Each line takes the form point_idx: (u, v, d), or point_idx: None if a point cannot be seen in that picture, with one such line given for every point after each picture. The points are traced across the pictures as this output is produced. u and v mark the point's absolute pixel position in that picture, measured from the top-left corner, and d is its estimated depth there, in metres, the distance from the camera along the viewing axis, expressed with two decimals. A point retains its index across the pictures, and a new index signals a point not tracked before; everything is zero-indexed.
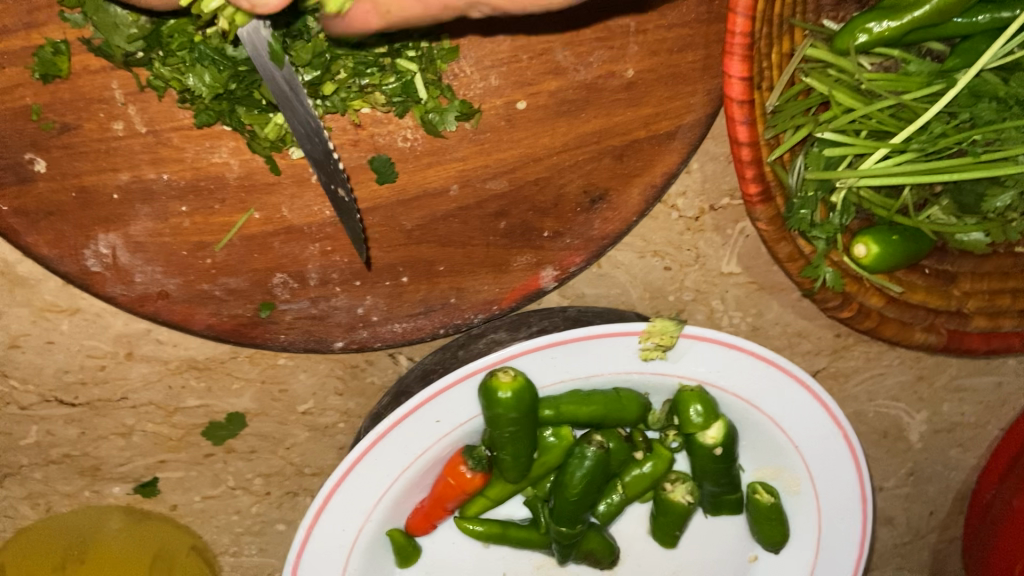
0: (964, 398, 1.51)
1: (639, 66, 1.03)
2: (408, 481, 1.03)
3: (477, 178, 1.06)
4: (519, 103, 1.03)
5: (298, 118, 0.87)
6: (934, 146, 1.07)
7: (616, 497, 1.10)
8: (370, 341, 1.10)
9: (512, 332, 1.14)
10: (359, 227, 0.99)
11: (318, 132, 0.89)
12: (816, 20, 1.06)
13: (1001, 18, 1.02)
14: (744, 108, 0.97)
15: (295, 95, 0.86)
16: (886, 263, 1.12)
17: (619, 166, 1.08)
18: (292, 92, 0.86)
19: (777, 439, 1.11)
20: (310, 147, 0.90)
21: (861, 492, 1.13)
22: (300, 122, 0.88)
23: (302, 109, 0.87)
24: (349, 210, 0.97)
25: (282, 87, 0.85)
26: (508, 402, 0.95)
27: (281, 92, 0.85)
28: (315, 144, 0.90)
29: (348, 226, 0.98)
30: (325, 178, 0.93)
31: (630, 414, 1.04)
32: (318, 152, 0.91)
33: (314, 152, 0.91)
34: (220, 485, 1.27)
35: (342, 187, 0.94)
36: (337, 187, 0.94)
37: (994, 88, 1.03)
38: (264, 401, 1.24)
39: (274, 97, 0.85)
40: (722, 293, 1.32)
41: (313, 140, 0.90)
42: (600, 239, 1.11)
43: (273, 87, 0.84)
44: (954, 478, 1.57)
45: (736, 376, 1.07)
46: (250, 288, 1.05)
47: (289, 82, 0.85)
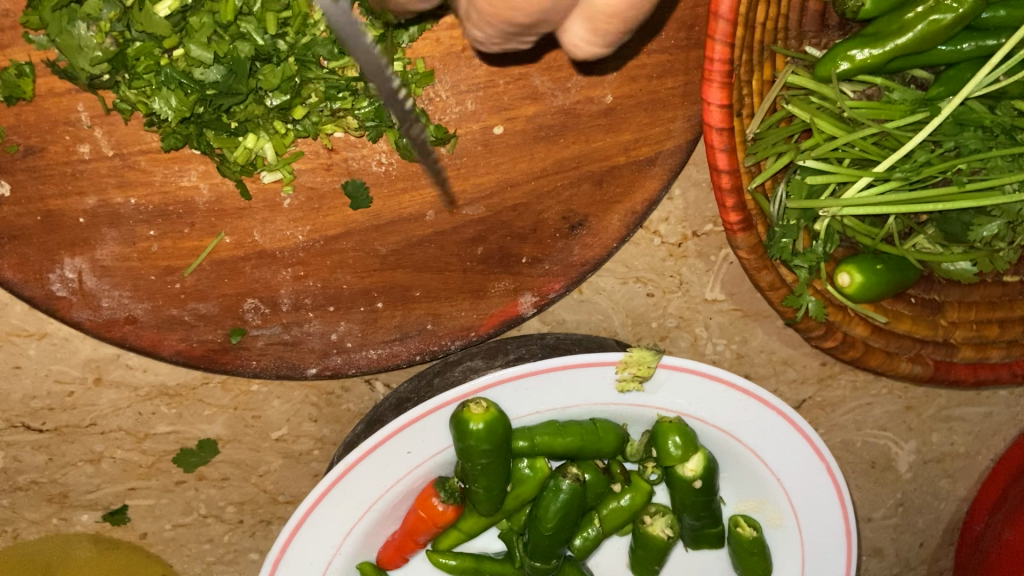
0: (953, 428, 1.48)
1: (617, 92, 1.02)
2: (379, 513, 1.01)
3: (454, 203, 1.04)
4: (496, 128, 1.01)
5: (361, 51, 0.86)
6: (918, 175, 1.05)
7: (592, 530, 1.07)
8: (343, 367, 1.07)
9: (488, 360, 1.11)
10: (434, 163, 0.98)
11: (383, 68, 0.88)
12: (798, 46, 1.05)
13: (985, 46, 1.00)
14: (723, 136, 0.95)
15: (354, 29, 0.84)
16: (872, 292, 1.10)
17: (598, 192, 1.06)
18: (352, 27, 0.84)
19: (759, 471, 1.09)
20: (379, 83, 0.89)
21: (846, 526, 1.11)
22: (366, 57, 0.86)
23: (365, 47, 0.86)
24: (426, 150, 0.95)
25: (342, 19, 0.82)
26: (479, 434, 0.92)
27: (341, 26, 0.83)
28: (383, 81, 0.89)
29: (427, 164, 0.97)
30: (391, 106, 0.90)
31: (607, 446, 1.01)
32: (386, 90, 0.89)
33: (381, 89, 0.89)
34: (192, 513, 1.24)
35: (417, 129, 0.92)
36: (412, 127, 0.92)
37: (979, 117, 1.02)
38: (237, 428, 1.21)
39: (336, 32, 0.83)
40: (706, 321, 1.29)
41: (379, 76, 0.88)
42: (580, 265, 1.09)
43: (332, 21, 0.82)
44: (945, 509, 1.54)
45: (716, 407, 1.04)
46: (220, 314, 1.03)
47: (347, 15, 0.82)
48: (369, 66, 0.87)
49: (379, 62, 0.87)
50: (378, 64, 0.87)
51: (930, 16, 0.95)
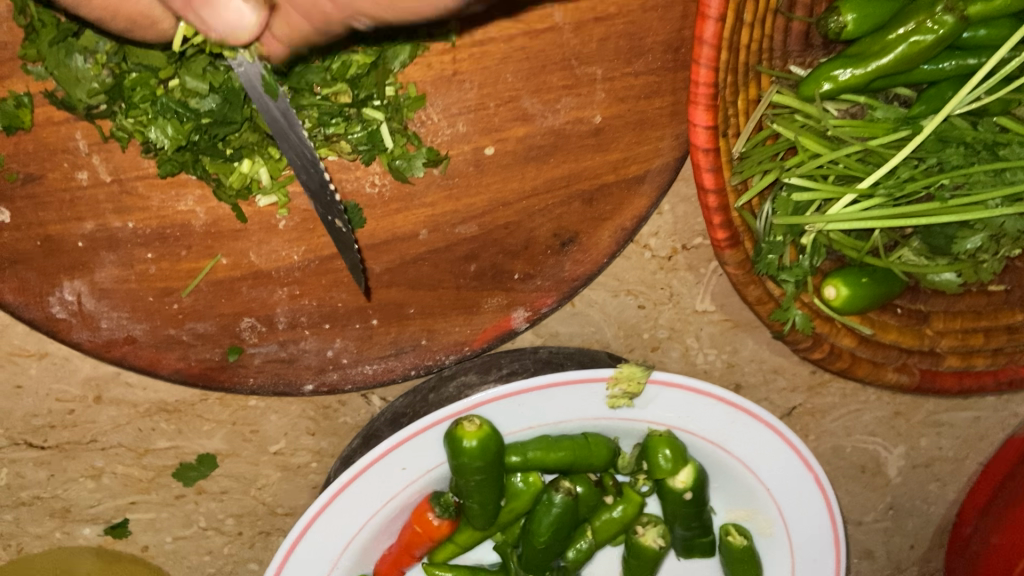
0: (941, 432, 1.51)
1: (607, 112, 1.04)
2: (375, 528, 1.02)
3: (446, 222, 1.06)
4: (487, 149, 1.03)
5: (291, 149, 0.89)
6: (902, 191, 1.07)
7: (585, 543, 1.08)
8: (339, 383, 1.11)
9: (482, 374, 1.13)
10: (357, 260, 0.98)
11: (314, 163, 0.90)
12: (784, 65, 1.07)
13: (966, 65, 1.02)
14: (709, 156, 0.98)
15: (290, 126, 0.87)
16: (858, 305, 1.13)
17: (589, 210, 1.09)
18: (286, 122, 0.87)
19: (749, 482, 1.12)
20: (306, 179, 0.91)
21: (834, 534, 1.14)
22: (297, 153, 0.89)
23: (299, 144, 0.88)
24: (346, 241, 0.97)
25: (276, 116, 0.86)
26: (473, 451, 0.94)
27: (276, 122, 0.86)
28: (312, 175, 0.91)
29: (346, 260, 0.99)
30: (321, 210, 0.94)
31: (598, 459, 1.03)
32: (313, 183, 0.92)
33: (310, 182, 0.92)
34: (191, 526, 1.27)
35: (338, 218, 0.95)
36: (335, 219, 0.95)
37: (961, 134, 1.05)
38: (235, 442, 1.23)
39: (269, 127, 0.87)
40: (697, 331, 1.31)
41: (308, 170, 0.90)
42: (570, 280, 1.12)
43: (267, 118, 0.85)
44: (933, 512, 1.59)
45: (705, 420, 1.06)
46: (217, 333, 1.05)
47: (284, 112, 0.86)
48: (301, 159, 0.89)
49: (312, 157, 0.89)
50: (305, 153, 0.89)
51: (911, 37, 0.97)
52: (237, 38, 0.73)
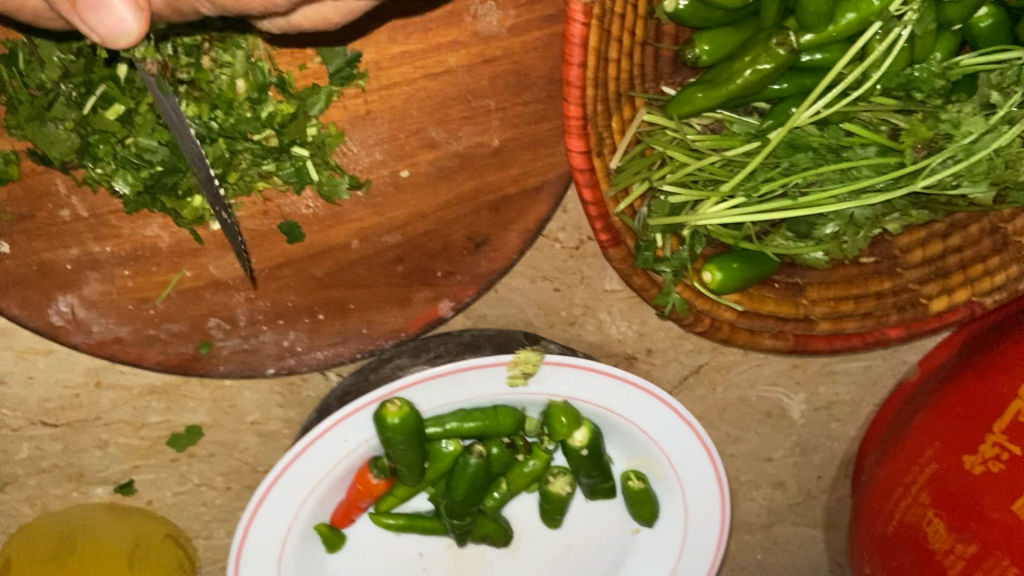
0: (837, 380, 1.73)
1: (503, 137, 1.23)
2: (326, 487, 1.25)
3: (374, 233, 1.26)
4: (402, 172, 1.22)
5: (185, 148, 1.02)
6: (758, 192, 1.24)
7: (500, 492, 1.32)
8: (296, 366, 1.31)
9: (413, 357, 1.35)
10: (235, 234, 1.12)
11: (202, 156, 1.04)
12: (657, 87, 1.25)
13: (804, 84, 1.21)
14: (584, 175, 1.16)
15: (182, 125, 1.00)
16: (732, 286, 1.33)
17: (496, 217, 1.27)
18: (178, 118, 1.00)
19: (640, 437, 1.33)
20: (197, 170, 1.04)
21: (717, 474, 1.36)
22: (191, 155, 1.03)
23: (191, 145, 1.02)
24: (231, 232, 1.12)
25: (169, 111, 0.99)
26: (395, 426, 1.16)
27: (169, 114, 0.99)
28: (200, 167, 1.04)
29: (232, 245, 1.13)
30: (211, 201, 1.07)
31: (506, 426, 1.25)
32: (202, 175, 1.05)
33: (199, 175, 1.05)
34: (187, 482, 1.50)
35: (224, 210, 1.08)
36: (223, 210, 1.08)
37: (807, 141, 1.24)
38: (217, 414, 1.47)
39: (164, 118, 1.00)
40: (608, 307, 1.52)
41: (198, 163, 1.04)
42: (486, 274, 1.30)
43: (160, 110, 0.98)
44: (837, 447, 1.79)
45: (596, 390, 1.27)
46: (189, 330, 1.27)
47: (174, 108, 0.99)
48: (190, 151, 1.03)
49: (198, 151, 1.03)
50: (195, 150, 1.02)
51: (753, 66, 1.14)
52: (119, 42, 0.83)
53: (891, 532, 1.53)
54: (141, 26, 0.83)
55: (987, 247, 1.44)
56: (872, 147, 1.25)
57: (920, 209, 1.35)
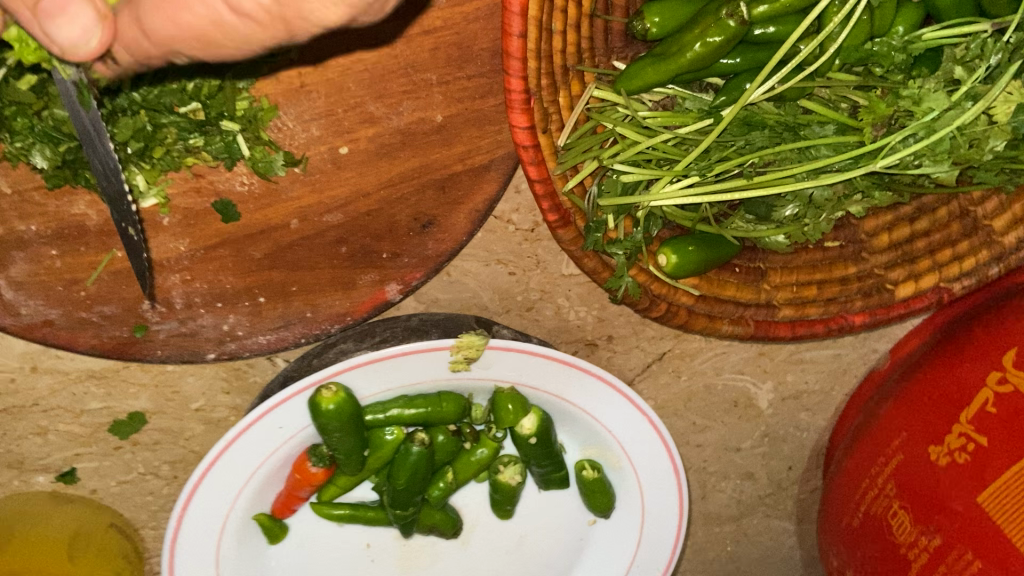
0: (805, 368, 1.67)
1: (447, 112, 1.18)
2: (263, 476, 1.21)
3: (314, 213, 1.21)
4: (341, 149, 1.17)
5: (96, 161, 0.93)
6: (711, 171, 1.20)
7: (446, 482, 1.27)
8: (238, 352, 1.25)
9: (358, 341, 1.29)
10: (143, 257, 1.04)
11: (115, 172, 0.94)
12: (608, 61, 1.21)
13: (758, 58, 1.16)
14: (529, 152, 1.11)
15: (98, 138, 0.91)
16: (688, 269, 1.29)
17: (442, 196, 1.23)
18: (96, 133, 0.91)
19: (592, 425, 1.29)
20: (106, 186, 0.95)
21: (673, 464, 1.31)
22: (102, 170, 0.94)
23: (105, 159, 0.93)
24: (136, 248, 1.03)
25: (87, 126, 0.90)
26: (330, 413, 1.12)
27: (86, 130, 0.90)
28: (112, 183, 0.95)
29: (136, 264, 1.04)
30: (116, 216, 0.98)
31: (449, 414, 1.20)
32: (113, 191, 0.96)
33: (109, 190, 0.96)
34: (132, 471, 1.46)
35: (132, 225, 1.00)
36: (128, 226, 1.00)
37: (763, 119, 1.18)
38: (160, 401, 1.42)
39: (79, 134, 0.91)
40: (566, 291, 1.47)
41: (110, 178, 0.95)
42: (435, 257, 1.25)
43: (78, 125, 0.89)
44: (807, 437, 1.75)
45: (545, 377, 1.23)
46: (123, 313, 1.22)
47: (94, 123, 0.90)
48: (105, 168, 0.93)
49: (115, 167, 0.93)
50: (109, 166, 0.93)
51: (704, 39, 1.09)
52: (76, 52, 0.78)
53: (854, 525, 1.48)
54: (103, 37, 0.78)
55: (956, 231, 1.41)
56: (831, 125, 1.19)
57: (883, 191, 1.30)
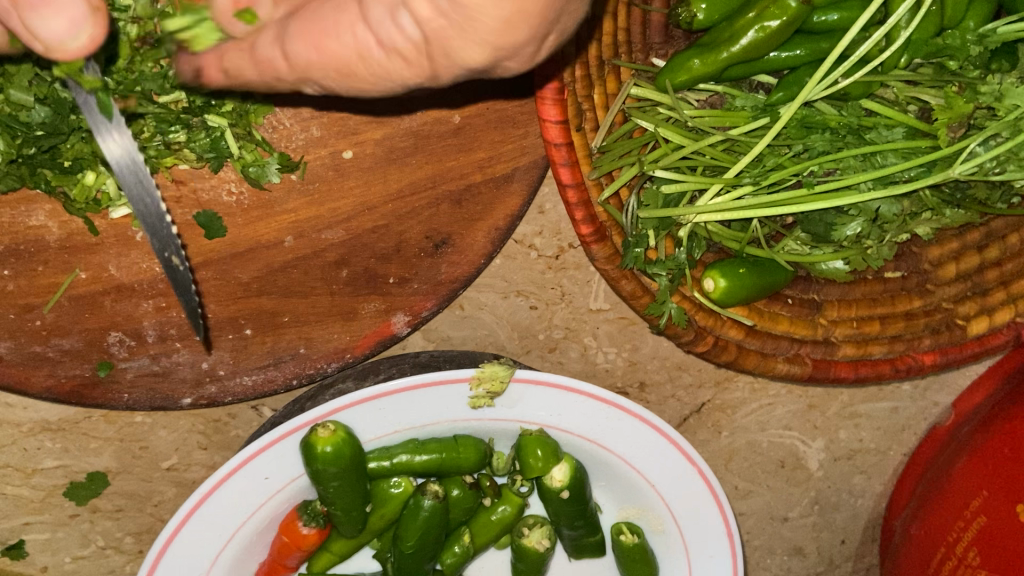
0: (860, 424, 1.45)
1: (465, 112, 1.04)
2: (244, 540, 1.02)
3: (311, 228, 1.05)
4: (345, 153, 1.03)
5: (138, 200, 0.83)
6: (767, 179, 1.05)
7: (462, 547, 1.06)
8: (218, 396, 1.07)
9: (360, 381, 1.12)
10: (196, 300, 0.90)
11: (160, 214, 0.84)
12: (647, 59, 1.09)
13: (818, 49, 1.03)
14: (563, 151, 0.96)
15: (138, 171, 0.81)
16: (738, 296, 1.12)
17: (459, 211, 1.07)
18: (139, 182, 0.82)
19: (632, 478, 1.10)
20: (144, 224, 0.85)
21: (727, 528, 1.10)
22: (143, 207, 0.83)
23: (150, 199, 0.83)
24: (183, 283, 0.88)
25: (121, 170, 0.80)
26: (326, 457, 0.94)
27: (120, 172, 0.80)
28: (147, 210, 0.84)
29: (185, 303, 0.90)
30: (156, 243, 0.85)
31: (467, 462, 1.02)
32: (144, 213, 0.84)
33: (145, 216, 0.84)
34: (90, 545, 1.25)
35: (174, 252, 0.86)
36: (171, 253, 0.86)
37: (825, 119, 1.04)
38: (125, 459, 1.22)
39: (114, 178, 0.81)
40: (594, 330, 1.31)
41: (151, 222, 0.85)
42: (449, 283, 1.09)
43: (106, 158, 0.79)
44: (862, 505, 1.49)
45: (578, 418, 1.05)
46: (85, 348, 1.04)
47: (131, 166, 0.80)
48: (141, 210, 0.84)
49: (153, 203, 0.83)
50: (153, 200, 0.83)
51: (760, 22, 0.96)
52: (66, 52, 0.64)
53: None
54: (95, 32, 0.64)
55: None
56: (900, 128, 1.06)
57: (954, 209, 1.16)
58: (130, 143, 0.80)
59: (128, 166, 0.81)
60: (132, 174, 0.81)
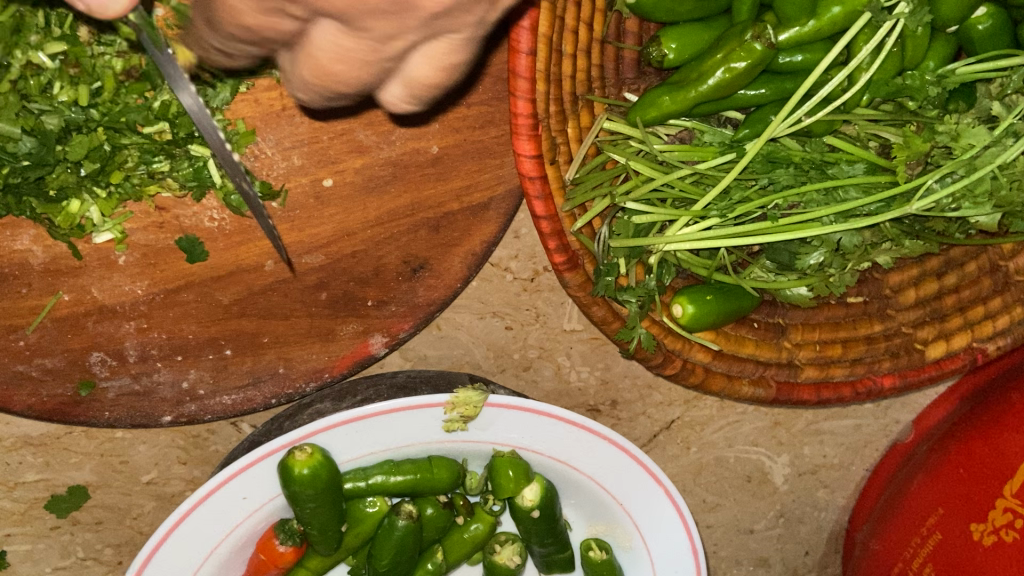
0: (824, 440, 1.50)
1: (443, 143, 1.08)
2: (222, 556, 1.05)
3: (292, 253, 1.08)
4: (325, 181, 1.06)
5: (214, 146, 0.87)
6: (733, 212, 1.09)
7: (435, 563, 1.10)
8: (199, 413, 1.08)
9: (336, 402, 1.14)
10: (273, 227, 0.94)
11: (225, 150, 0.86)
12: (619, 92, 1.12)
13: (783, 88, 1.08)
14: (536, 183, 0.99)
15: (206, 119, 0.83)
16: (707, 321, 1.15)
17: (436, 237, 1.10)
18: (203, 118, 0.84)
19: (600, 496, 1.14)
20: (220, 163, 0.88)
21: (692, 544, 1.14)
22: (221, 155, 0.87)
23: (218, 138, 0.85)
24: (260, 213, 0.92)
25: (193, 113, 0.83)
26: (303, 479, 0.97)
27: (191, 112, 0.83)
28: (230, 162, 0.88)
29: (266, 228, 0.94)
30: (236, 191, 0.89)
31: (441, 482, 1.05)
32: (227, 165, 0.88)
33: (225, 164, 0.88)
34: (69, 557, 1.26)
35: (252, 197, 0.89)
36: (250, 199, 0.89)
37: (788, 155, 1.09)
38: (106, 473, 1.24)
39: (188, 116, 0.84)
40: (567, 350, 1.35)
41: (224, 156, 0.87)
42: (426, 305, 1.11)
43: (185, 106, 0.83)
44: (825, 519, 1.52)
45: (547, 439, 1.09)
46: (67, 367, 1.05)
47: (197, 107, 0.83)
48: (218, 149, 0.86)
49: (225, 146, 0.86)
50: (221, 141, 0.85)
51: (727, 64, 1.00)
52: (105, 12, 0.65)
53: None
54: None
55: (987, 287, 1.28)
56: (861, 163, 1.10)
57: (913, 240, 1.19)
58: (200, 100, 0.82)
59: (195, 110, 0.83)
60: (206, 122, 0.84)
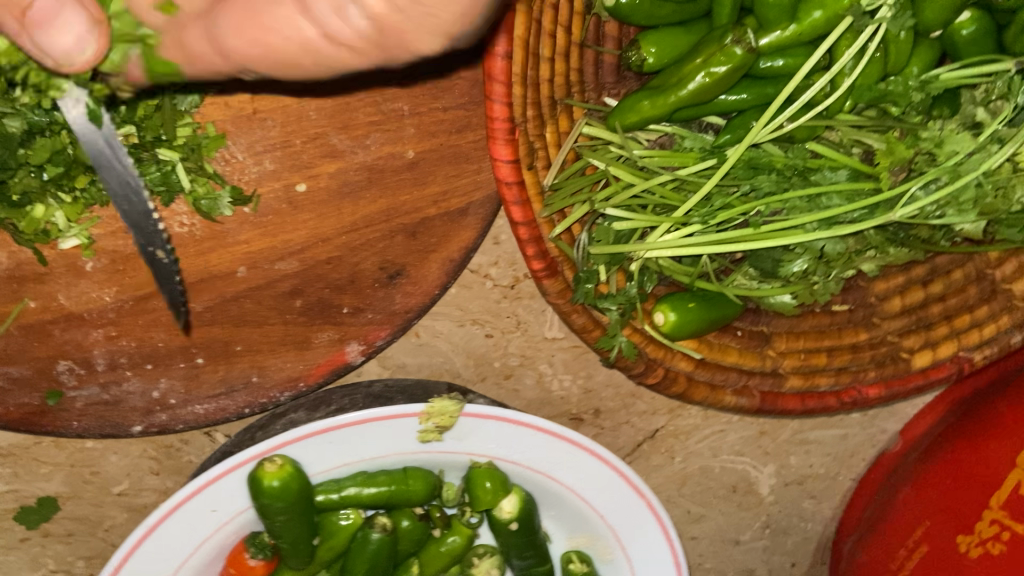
0: (810, 450, 1.46)
1: (419, 147, 1.06)
2: (193, 571, 1.03)
3: (265, 260, 1.05)
4: (299, 185, 1.04)
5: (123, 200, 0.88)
6: (714, 219, 1.07)
7: None
8: (170, 423, 1.06)
9: (311, 411, 1.12)
10: (179, 291, 0.96)
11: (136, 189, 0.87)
12: (599, 97, 1.12)
13: (764, 93, 1.06)
14: (513, 189, 0.98)
15: (105, 145, 0.83)
16: (689, 329, 1.14)
17: (413, 243, 1.08)
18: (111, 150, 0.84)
19: (581, 509, 1.12)
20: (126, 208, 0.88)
21: (674, 559, 1.12)
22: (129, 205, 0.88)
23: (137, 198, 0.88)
24: (167, 274, 0.95)
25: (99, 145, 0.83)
26: (274, 491, 0.94)
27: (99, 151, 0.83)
28: (133, 201, 0.88)
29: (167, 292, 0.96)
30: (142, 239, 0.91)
31: (416, 493, 1.03)
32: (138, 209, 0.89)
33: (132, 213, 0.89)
34: (40, 569, 1.24)
35: (161, 249, 0.92)
36: (156, 249, 0.92)
37: (771, 161, 1.06)
38: (76, 484, 1.21)
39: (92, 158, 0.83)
40: (549, 357, 1.33)
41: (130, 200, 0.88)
42: (403, 312, 1.09)
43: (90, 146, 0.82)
44: (812, 530, 1.50)
45: (525, 450, 1.07)
46: (34, 376, 1.03)
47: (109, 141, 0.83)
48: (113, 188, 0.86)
49: (135, 183, 0.87)
50: (130, 183, 0.86)
51: (707, 68, 0.99)
52: (71, 63, 0.67)
53: None
54: (100, 44, 0.67)
55: (973, 295, 1.27)
56: (844, 170, 1.08)
57: (899, 247, 1.17)
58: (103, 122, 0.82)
59: (89, 138, 0.82)
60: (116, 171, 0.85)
